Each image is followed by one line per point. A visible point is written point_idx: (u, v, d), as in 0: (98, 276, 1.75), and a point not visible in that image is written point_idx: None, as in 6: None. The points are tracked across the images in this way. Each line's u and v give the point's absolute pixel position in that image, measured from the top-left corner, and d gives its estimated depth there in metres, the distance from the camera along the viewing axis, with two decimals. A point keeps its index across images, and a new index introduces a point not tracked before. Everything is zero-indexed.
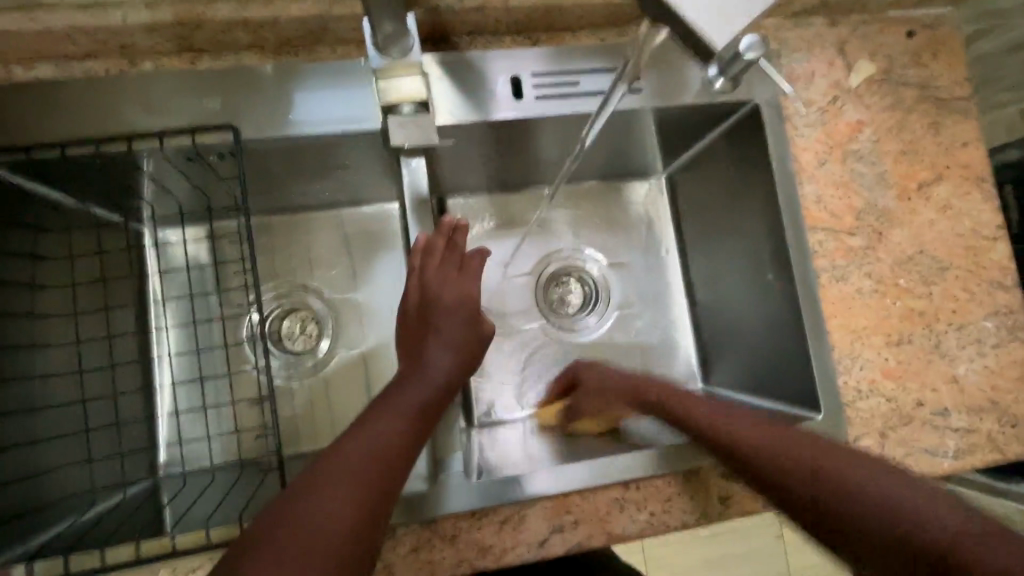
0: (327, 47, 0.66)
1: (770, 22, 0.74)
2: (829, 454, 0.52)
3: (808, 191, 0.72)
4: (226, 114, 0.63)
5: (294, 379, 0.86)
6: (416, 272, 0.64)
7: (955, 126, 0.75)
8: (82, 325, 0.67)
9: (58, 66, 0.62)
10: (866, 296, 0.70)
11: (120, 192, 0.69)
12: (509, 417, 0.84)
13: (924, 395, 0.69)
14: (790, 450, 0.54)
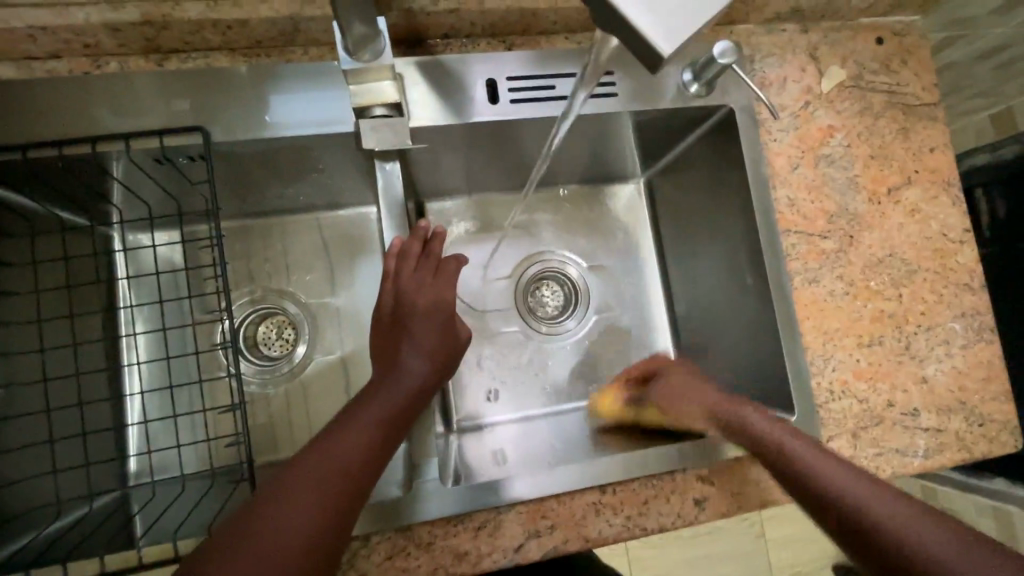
0: (300, 49, 0.65)
1: (743, 28, 0.75)
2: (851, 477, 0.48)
3: (782, 195, 0.73)
4: (195, 116, 0.62)
5: (270, 385, 0.84)
6: (391, 276, 0.63)
7: (923, 131, 0.77)
8: (46, 332, 0.65)
9: (19, 67, 0.61)
10: (838, 298, 0.71)
11: (86, 196, 0.67)
12: (489, 420, 0.83)
13: (894, 395, 0.70)
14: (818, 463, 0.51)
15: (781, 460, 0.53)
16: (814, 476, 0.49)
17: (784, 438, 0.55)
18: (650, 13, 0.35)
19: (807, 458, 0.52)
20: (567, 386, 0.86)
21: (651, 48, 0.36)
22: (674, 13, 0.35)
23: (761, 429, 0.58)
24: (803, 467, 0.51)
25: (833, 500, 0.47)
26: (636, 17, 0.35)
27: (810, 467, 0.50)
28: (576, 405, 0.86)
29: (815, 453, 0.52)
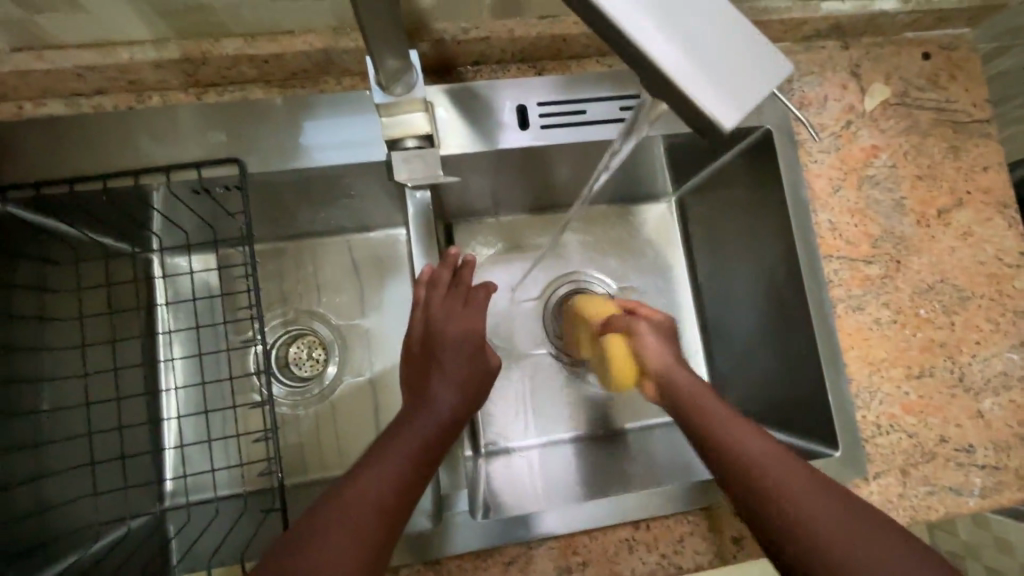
0: (333, 79, 0.66)
1: (780, 46, 0.72)
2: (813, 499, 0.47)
3: (823, 219, 0.70)
4: (232, 148, 0.63)
5: (300, 406, 0.85)
6: (420, 304, 0.63)
7: (975, 150, 0.73)
8: (89, 358, 0.67)
9: (67, 103, 0.63)
10: (884, 327, 0.68)
11: (128, 224, 0.69)
12: (517, 445, 0.82)
13: (947, 430, 0.66)
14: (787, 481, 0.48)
15: (735, 472, 0.51)
16: (784, 500, 0.47)
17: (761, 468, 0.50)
18: (707, 78, 0.30)
19: (780, 479, 0.49)
20: (597, 410, 0.85)
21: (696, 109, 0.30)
22: (736, 79, 0.30)
23: (729, 431, 0.54)
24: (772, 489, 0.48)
25: (795, 522, 0.46)
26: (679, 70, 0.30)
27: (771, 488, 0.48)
28: (605, 430, 0.84)
29: (785, 471, 0.49)
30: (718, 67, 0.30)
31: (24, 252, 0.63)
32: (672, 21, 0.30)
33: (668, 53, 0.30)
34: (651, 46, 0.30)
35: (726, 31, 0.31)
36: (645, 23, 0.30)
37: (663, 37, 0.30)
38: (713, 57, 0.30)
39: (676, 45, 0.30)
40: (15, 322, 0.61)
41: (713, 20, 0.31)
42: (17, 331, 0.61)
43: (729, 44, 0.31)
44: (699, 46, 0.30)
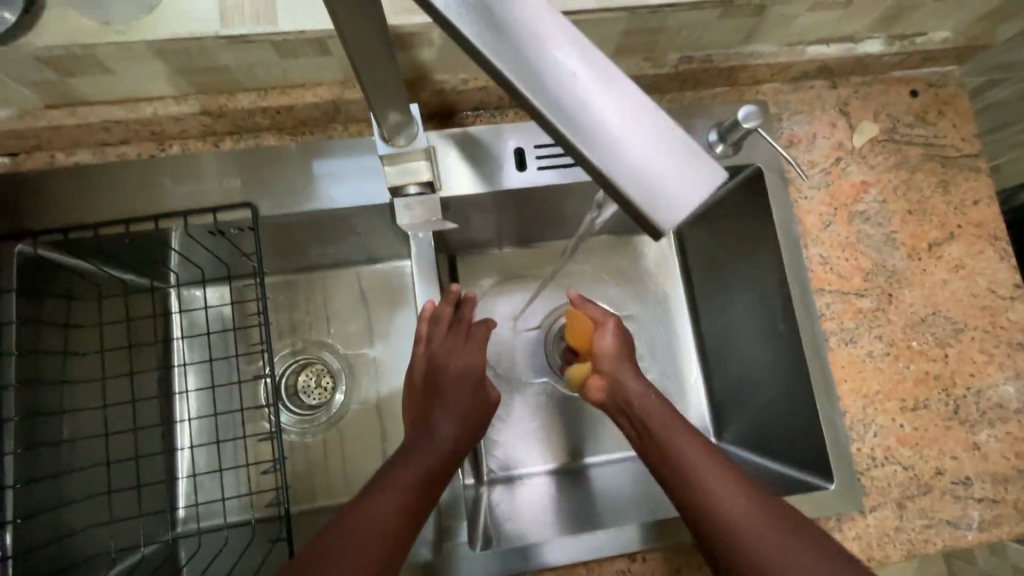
0: (341, 126, 0.70)
1: (770, 86, 0.75)
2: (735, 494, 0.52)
3: (814, 253, 0.71)
4: (245, 193, 0.67)
5: (309, 433, 0.87)
6: (423, 339, 0.66)
7: (965, 184, 0.74)
8: (110, 390, 0.71)
9: (95, 152, 0.67)
10: (878, 359, 0.69)
11: (147, 262, 0.72)
12: (520, 473, 0.84)
13: (943, 462, 0.67)
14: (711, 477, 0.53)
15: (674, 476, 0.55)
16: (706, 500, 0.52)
17: (688, 463, 0.55)
18: (636, 172, 0.27)
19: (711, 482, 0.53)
20: (602, 438, 0.86)
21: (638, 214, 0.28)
22: (668, 179, 0.27)
23: (659, 433, 0.58)
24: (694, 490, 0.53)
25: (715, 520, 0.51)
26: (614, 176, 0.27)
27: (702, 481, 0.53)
28: (611, 457, 0.85)
29: (715, 472, 0.53)
30: (648, 160, 0.27)
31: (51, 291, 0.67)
32: (598, 105, 0.28)
33: (594, 142, 0.28)
34: (573, 134, 0.28)
35: (657, 119, 0.28)
36: (565, 106, 0.28)
37: (590, 125, 0.28)
38: (643, 148, 0.27)
39: (602, 133, 0.28)
40: (42, 358, 0.65)
41: (645, 105, 0.28)
42: (43, 366, 0.65)
43: (661, 134, 0.28)
44: (626, 134, 0.28)
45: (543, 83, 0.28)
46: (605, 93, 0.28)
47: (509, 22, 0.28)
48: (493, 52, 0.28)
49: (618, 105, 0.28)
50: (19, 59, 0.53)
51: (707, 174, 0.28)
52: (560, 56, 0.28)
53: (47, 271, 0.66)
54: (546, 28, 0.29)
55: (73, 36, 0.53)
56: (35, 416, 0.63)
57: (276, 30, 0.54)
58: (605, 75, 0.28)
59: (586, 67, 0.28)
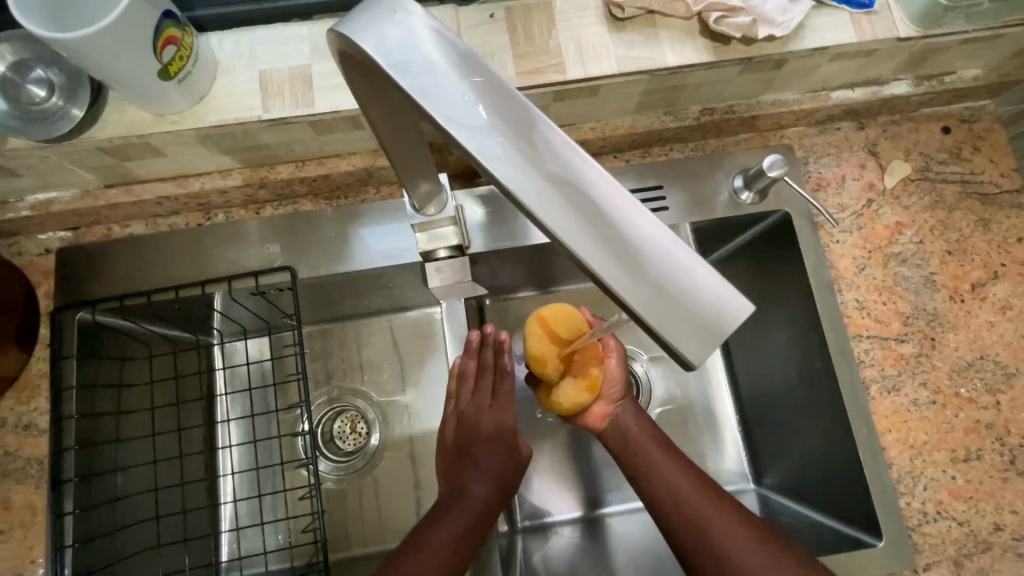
0: (373, 189, 0.73)
1: (795, 131, 0.75)
2: (723, 520, 0.54)
3: (849, 298, 0.70)
4: (284, 257, 0.70)
5: (346, 481, 0.88)
6: (453, 397, 0.66)
7: (1007, 221, 0.72)
8: (159, 446, 0.73)
9: (148, 223, 0.72)
10: (924, 408, 0.67)
11: (193, 321, 0.75)
12: (556, 519, 0.80)
13: (1001, 517, 0.64)
14: (699, 501, 0.55)
15: (662, 500, 0.57)
16: (698, 525, 0.54)
17: (676, 487, 0.57)
18: (659, 307, 0.28)
19: (700, 506, 0.55)
20: None
21: (666, 345, 0.28)
22: (694, 314, 0.28)
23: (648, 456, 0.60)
24: (687, 514, 0.55)
25: (704, 545, 0.53)
26: (634, 305, 0.28)
27: (691, 507, 0.55)
28: None
29: (702, 497, 0.56)
30: (672, 295, 0.28)
31: (107, 353, 0.71)
32: (620, 239, 0.28)
33: (617, 276, 0.28)
34: (596, 266, 0.28)
35: (679, 249, 0.28)
36: (589, 236, 0.28)
37: (612, 256, 0.28)
38: (666, 285, 0.28)
39: (626, 267, 0.28)
40: (98, 419, 0.68)
41: (667, 234, 0.28)
42: (99, 426, 0.68)
43: (685, 266, 0.28)
44: (649, 268, 0.28)
45: (565, 215, 0.28)
46: (628, 226, 0.28)
47: (531, 157, 0.29)
48: (517, 188, 0.29)
49: (643, 236, 0.28)
50: (84, 150, 0.58)
51: (733, 308, 0.28)
52: (584, 189, 0.29)
53: (103, 335, 0.70)
54: (569, 158, 0.29)
55: (132, 127, 0.57)
56: (92, 476, 0.67)
57: (313, 112, 0.58)
58: (629, 204, 0.28)
59: (606, 193, 0.29)
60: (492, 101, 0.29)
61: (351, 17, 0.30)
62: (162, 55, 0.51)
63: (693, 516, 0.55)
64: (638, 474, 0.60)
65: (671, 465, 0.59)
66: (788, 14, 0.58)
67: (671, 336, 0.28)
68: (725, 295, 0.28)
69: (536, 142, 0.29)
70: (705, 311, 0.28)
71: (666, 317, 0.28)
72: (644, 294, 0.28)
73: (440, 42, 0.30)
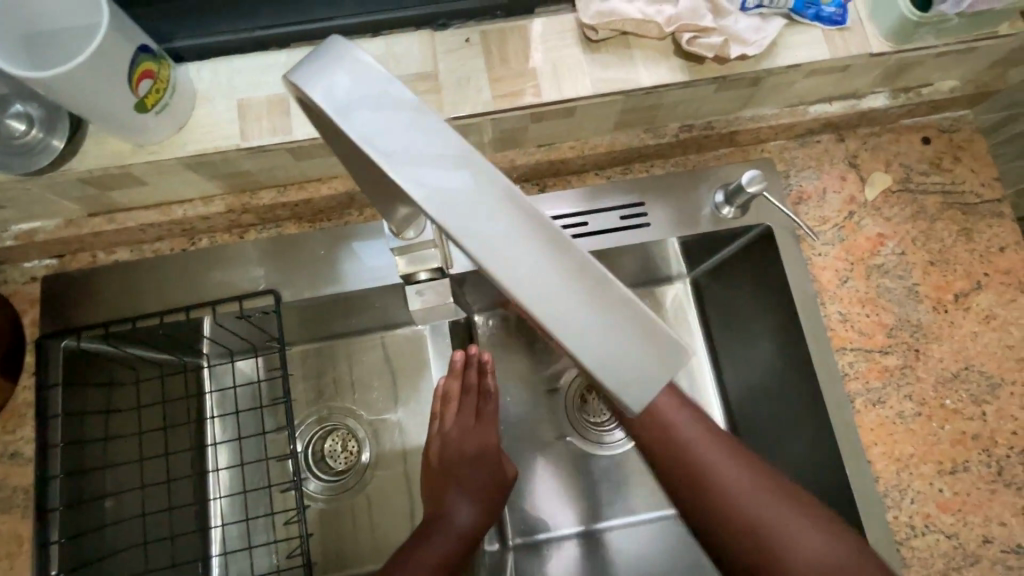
0: (356, 211, 0.74)
1: (775, 144, 0.75)
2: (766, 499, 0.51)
3: (833, 311, 0.70)
4: (268, 281, 0.70)
5: (337, 501, 0.87)
6: (437, 418, 0.66)
7: (989, 230, 0.72)
8: (146, 471, 0.73)
9: (133, 249, 0.73)
10: (909, 420, 0.67)
11: (181, 344, 0.75)
12: (548, 535, 0.79)
13: (990, 529, 0.63)
14: (740, 480, 0.52)
15: (696, 479, 0.53)
16: (740, 506, 0.51)
17: (713, 466, 0.53)
18: (603, 356, 0.26)
19: (741, 485, 0.52)
20: (634, 495, 0.81)
21: (607, 390, 0.27)
22: (637, 356, 0.27)
23: (736, 496, 0.51)
24: (725, 491, 0.52)
25: (750, 526, 0.50)
26: (573, 349, 0.27)
27: (728, 481, 0.52)
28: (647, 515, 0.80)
29: (741, 475, 0.52)
30: (615, 339, 0.27)
31: (93, 380, 0.71)
32: (564, 285, 0.27)
33: (562, 324, 0.27)
34: (540, 313, 0.27)
35: (621, 294, 0.27)
36: (526, 277, 0.27)
37: (551, 297, 0.27)
38: (610, 333, 0.27)
39: (570, 314, 0.27)
40: (85, 445, 0.68)
41: (605, 275, 0.27)
42: (86, 453, 0.68)
43: (625, 308, 0.27)
44: (593, 316, 0.27)
45: (504, 256, 0.27)
46: (572, 272, 0.27)
47: (475, 202, 0.28)
48: (457, 228, 0.28)
49: (581, 278, 0.27)
50: (65, 182, 0.59)
51: (674, 351, 0.27)
52: (526, 234, 0.27)
53: (90, 362, 0.70)
54: (512, 203, 0.28)
55: (112, 158, 0.58)
56: (79, 502, 0.66)
57: (291, 139, 0.59)
58: (571, 249, 0.27)
59: (544, 234, 0.27)
60: (430, 142, 0.28)
61: (301, 66, 0.30)
62: (138, 89, 0.52)
63: (732, 493, 0.51)
64: (661, 452, 0.56)
65: (705, 439, 0.55)
66: (760, 32, 0.59)
67: (611, 381, 0.26)
68: (665, 337, 0.27)
69: (478, 186, 0.28)
70: (646, 354, 0.27)
71: (606, 361, 0.26)
72: (583, 338, 0.27)
73: (385, 84, 0.29)
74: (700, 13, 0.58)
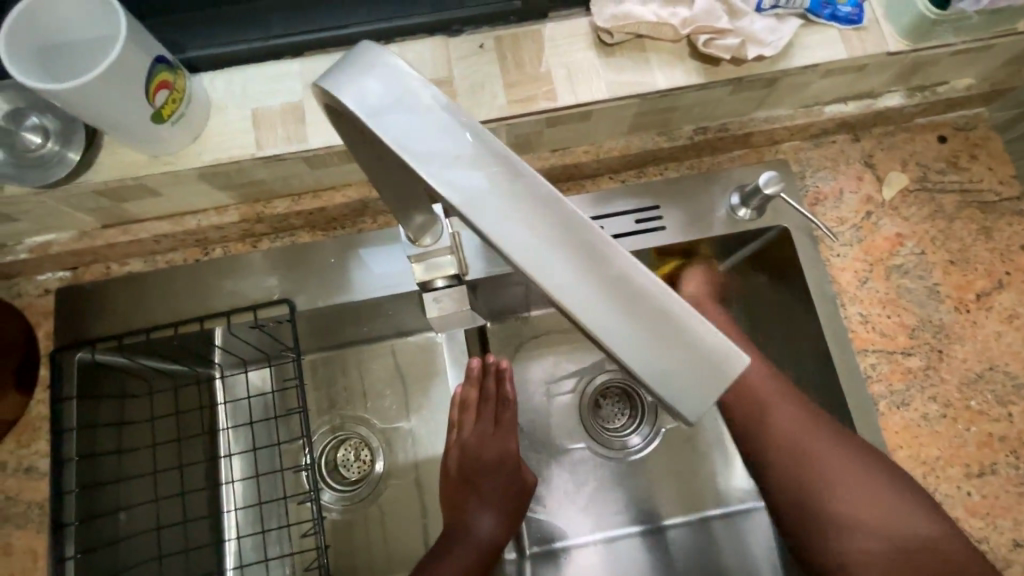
0: (369, 218, 0.73)
1: (789, 145, 0.74)
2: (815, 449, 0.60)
3: (852, 312, 0.69)
4: (282, 290, 0.70)
5: (351, 511, 0.86)
6: (455, 426, 0.66)
7: (1009, 229, 0.71)
8: (161, 484, 0.72)
9: (145, 260, 0.72)
10: (934, 422, 0.66)
11: (194, 355, 0.75)
12: (566, 544, 0.78)
13: (1020, 533, 0.62)
14: (792, 432, 0.61)
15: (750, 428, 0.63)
16: (786, 452, 0.61)
17: (774, 418, 0.62)
18: (654, 364, 0.26)
19: (791, 436, 0.61)
20: (653, 502, 0.80)
21: (658, 399, 0.26)
22: (689, 365, 0.26)
23: (784, 445, 0.61)
24: (776, 441, 0.61)
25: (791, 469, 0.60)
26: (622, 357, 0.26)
27: (779, 433, 0.61)
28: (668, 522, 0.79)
29: (794, 427, 0.61)
30: (665, 347, 0.26)
31: (107, 392, 0.70)
32: (609, 290, 0.26)
33: (607, 330, 0.26)
34: (585, 320, 0.26)
35: (670, 299, 0.26)
36: (571, 286, 0.27)
37: (598, 305, 0.26)
38: (658, 339, 0.26)
39: (616, 320, 0.26)
40: (99, 459, 0.68)
41: (652, 281, 0.26)
42: (101, 466, 0.68)
43: (675, 315, 0.26)
44: (640, 323, 0.26)
45: (547, 264, 0.27)
46: (618, 278, 0.26)
47: (513, 208, 0.27)
48: (497, 236, 0.27)
49: (627, 285, 0.26)
50: (80, 194, 0.59)
51: (729, 359, 0.26)
52: (569, 240, 0.27)
53: (104, 375, 0.70)
54: (551, 207, 0.27)
55: (127, 169, 0.58)
56: (94, 517, 0.66)
57: (306, 147, 0.58)
58: (615, 254, 0.27)
59: (586, 240, 0.27)
60: (467, 149, 0.28)
61: (332, 73, 0.29)
62: (154, 99, 0.52)
63: (784, 442, 0.61)
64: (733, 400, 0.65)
65: (774, 393, 0.63)
66: (776, 33, 0.59)
67: (662, 390, 0.26)
68: (719, 344, 0.26)
69: (516, 191, 0.27)
70: (698, 362, 0.26)
71: (657, 371, 0.26)
72: (632, 346, 0.26)
73: (417, 89, 0.28)
74: (716, 15, 0.58)
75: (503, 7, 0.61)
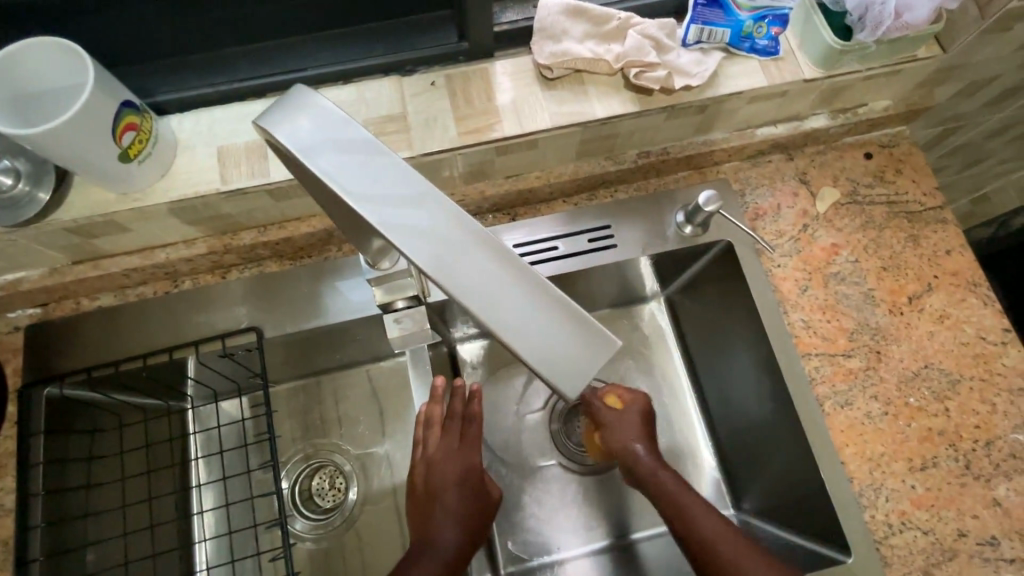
0: (335, 246, 0.77)
1: (729, 165, 0.80)
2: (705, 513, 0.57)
3: (796, 319, 0.73)
4: (251, 319, 0.72)
5: (327, 540, 0.86)
6: (421, 444, 0.68)
7: (934, 236, 0.77)
8: (129, 518, 0.72)
9: (116, 294, 0.74)
10: (877, 420, 0.69)
11: (164, 387, 0.76)
12: (540, 562, 0.79)
13: (964, 523, 0.65)
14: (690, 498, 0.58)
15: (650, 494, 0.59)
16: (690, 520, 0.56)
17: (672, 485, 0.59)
18: (541, 352, 0.29)
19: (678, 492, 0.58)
20: (628, 514, 0.81)
21: (546, 382, 0.29)
22: (570, 351, 0.30)
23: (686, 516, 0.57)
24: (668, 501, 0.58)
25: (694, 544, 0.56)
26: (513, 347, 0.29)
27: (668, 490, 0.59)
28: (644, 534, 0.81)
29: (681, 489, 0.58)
30: (550, 338, 0.30)
31: (77, 427, 0.71)
32: (504, 290, 0.30)
33: (502, 323, 0.30)
34: (484, 317, 0.30)
35: (558, 297, 0.30)
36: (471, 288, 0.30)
37: (493, 303, 0.30)
38: (545, 331, 0.30)
39: (514, 320, 0.30)
40: (66, 493, 0.68)
41: (542, 283, 0.30)
42: (66, 501, 0.68)
43: (559, 309, 0.30)
44: (530, 318, 0.30)
45: (450, 269, 0.30)
46: (512, 279, 0.30)
47: (428, 226, 0.31)
48: (407, 246, 0.30)
49: (519, 286, 0.30)
50: (51, 232, 0.61)
51: (602, 342, 0.30)
52: (473, 251, 0.30)
53: (72, 409, 0.70)
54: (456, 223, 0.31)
55: (97, 207, 0.61)
56: (58, 553, 0.66)
57: (269, 181, 0.62)
58: (511, 260, 0.30)
59: (485, 248, 0.31)
60: (382, 175, 0.31)
61: (269, 110, 0.33)
62: (121, 139, 0.55)
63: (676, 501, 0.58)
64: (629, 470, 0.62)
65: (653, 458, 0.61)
66: (701, 66, 0.65)
67: (548, 372, 0.29)
68: (594, 332, 0.30)
69: (427, 208, 0.31)
70: (579, 349, 0.30)
71: (545, 358, 0.29)
72: (520, 336, 0.29)
73: (343, 124, 0.32)
74: (645, 51, 0.64)
75: (452, 49, 0.66)
